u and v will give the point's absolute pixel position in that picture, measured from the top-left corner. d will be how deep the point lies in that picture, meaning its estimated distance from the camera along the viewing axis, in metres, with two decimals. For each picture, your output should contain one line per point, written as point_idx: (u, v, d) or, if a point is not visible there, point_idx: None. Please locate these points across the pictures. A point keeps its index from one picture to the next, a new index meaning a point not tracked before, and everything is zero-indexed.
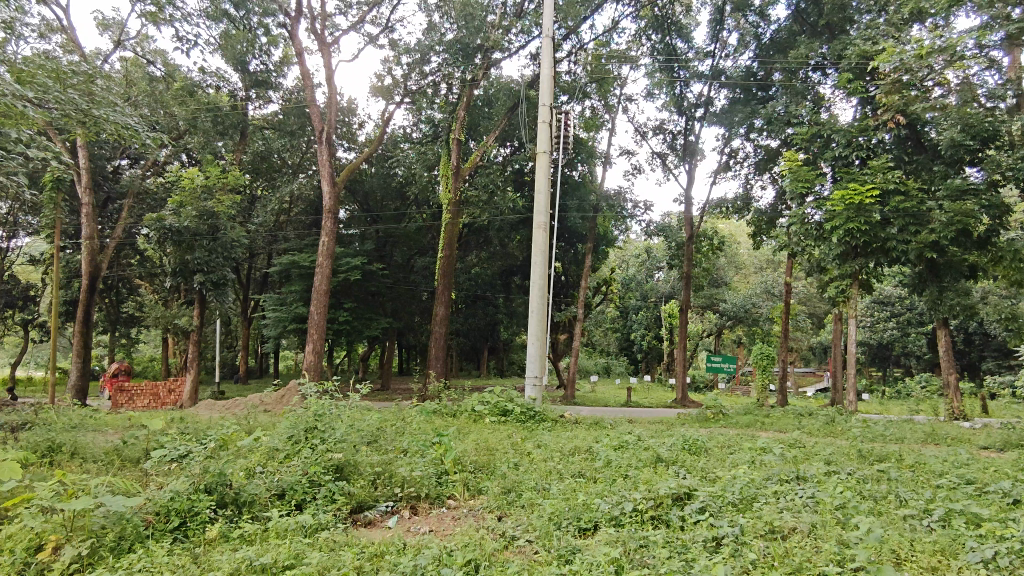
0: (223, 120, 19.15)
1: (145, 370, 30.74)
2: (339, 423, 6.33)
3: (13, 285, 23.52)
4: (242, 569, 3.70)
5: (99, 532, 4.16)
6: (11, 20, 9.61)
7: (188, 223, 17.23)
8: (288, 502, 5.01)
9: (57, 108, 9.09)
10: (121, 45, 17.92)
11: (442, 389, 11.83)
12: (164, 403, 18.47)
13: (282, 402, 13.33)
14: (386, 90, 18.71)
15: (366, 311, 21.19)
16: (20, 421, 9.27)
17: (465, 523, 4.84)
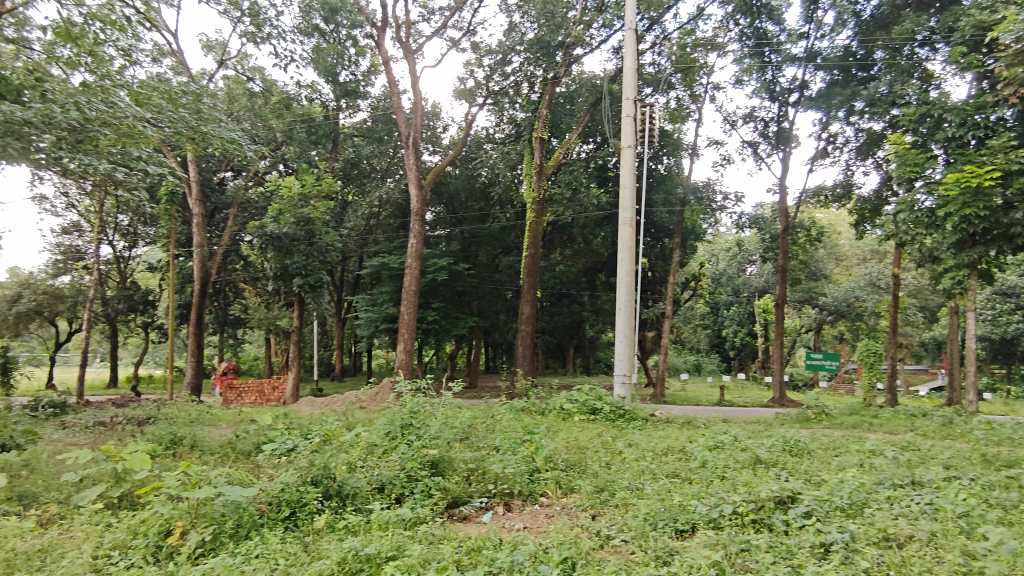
0: (317, 129, 20.21)
1: (250, 368, 32.64)
2: (433, 420, 6.50)
3: (134, 291, 25.66)
4: (349, 558, 3.85)
5: (220, 519, 4.44)
6: (129, 47, 10.45)
7: (287, 229, 18.19)
8: (388, 496, 5.20)
9: (169, 127, 9.80)
10: (224, 64, 19.12)
11: (531, 387, 11.88)
12: (269, 400, 19.57)
13: (377, 399, 13.84)
14: (469, 91, 18.97)
15: (454, 310, 21.59)
16: (145, 415, 10.10)
17: (559, 521, 4.84)
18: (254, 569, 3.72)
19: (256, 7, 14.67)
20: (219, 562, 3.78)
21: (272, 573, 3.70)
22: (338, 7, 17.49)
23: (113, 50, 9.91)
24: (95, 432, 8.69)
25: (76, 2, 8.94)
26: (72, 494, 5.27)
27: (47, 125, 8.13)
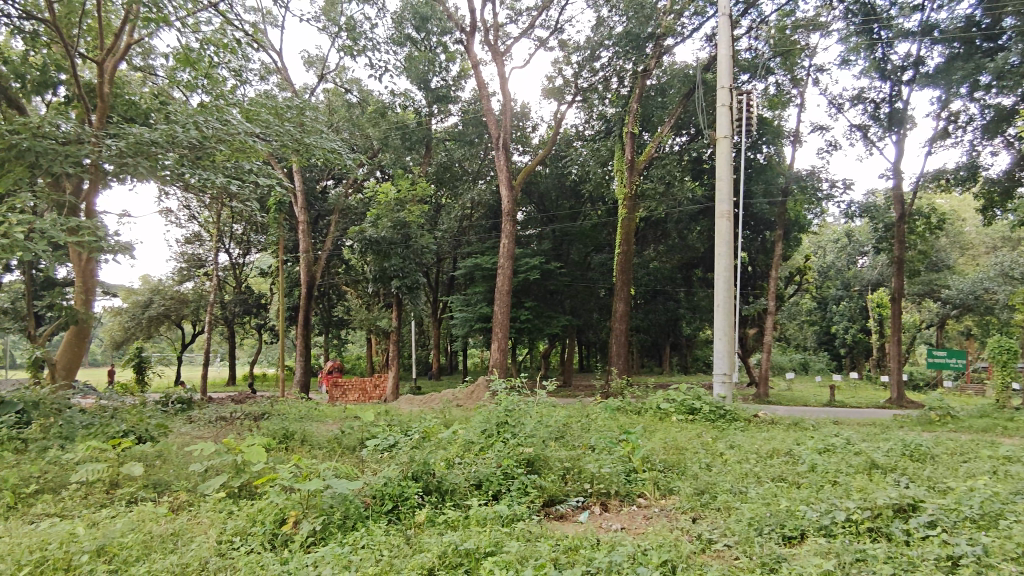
0: (410, 135, 20.81)
1: (354, 368, 34.16)
2: (527, 418, 6.57)
3: (248, 295, 27.48)
4: (449, 552, 3.95)
5: (328, 510, 4.67)
6: (239, 68, 11.19)
7: (384, 233, 18.86)
8: (485, 493, 5.28)
9: (277, 140, 10.39)
10: (324, 78, 20.12)
11: (626, 386, 11.70)
12: (371, 397, 20.34)
13: (473, 397, 14.10)
14: (558, 90, 18.94)
15: (547, 309, 21.62)
16: (260, 411, 10.77)
17: (658, 522, 4.75)
18: (361, 558, 3.87)
19: (352, 21, 15.31)
20: (329, 551, 3.97)
21: (377, 563, 3.85)
22: (429, 15, 17.99)
23: (226, 71, 10.66)
24: (216, 427, 9.37)
25: (193, 29, 9.68)
26: (198, 483, 5.73)
27: (171, 144, 8.88)
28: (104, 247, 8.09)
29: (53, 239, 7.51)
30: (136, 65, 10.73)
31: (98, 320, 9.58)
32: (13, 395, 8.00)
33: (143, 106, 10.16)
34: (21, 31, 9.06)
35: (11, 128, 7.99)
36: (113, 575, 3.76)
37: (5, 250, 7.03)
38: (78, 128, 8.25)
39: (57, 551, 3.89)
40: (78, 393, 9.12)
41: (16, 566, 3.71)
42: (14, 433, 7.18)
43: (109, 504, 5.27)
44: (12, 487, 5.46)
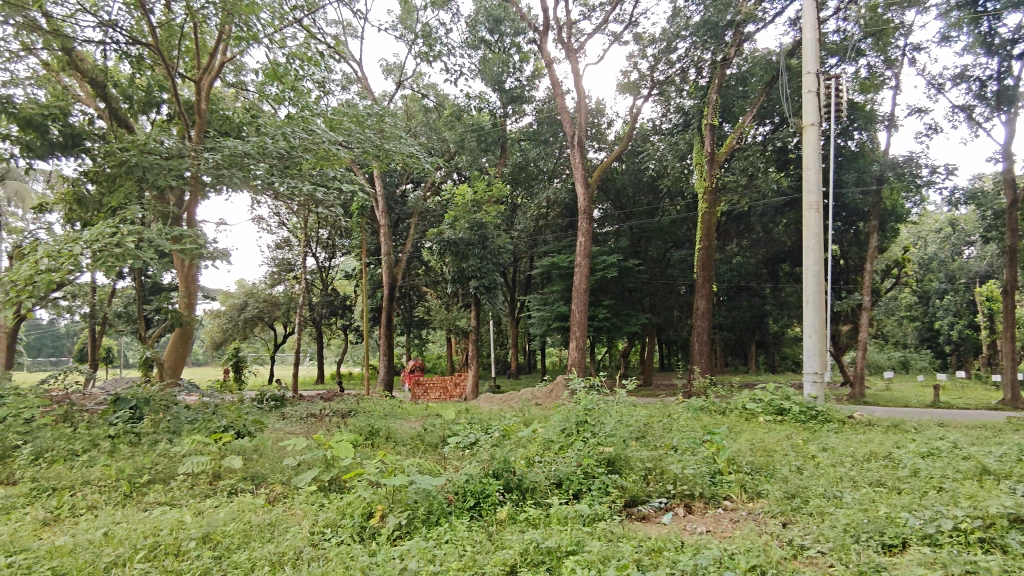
0: (486, 137, 21.09)
1: (435, 367, 34.85)
2: (608, 418, 6.51)
3: (334, 297, 28.59)
4: (531, 549, 3.97)
5: (413, 505, 4.80)
6: (323, 79, 11.66)
7: (462, 234, 19.18)
8: (566, 492, 5.27)
9: (359, 147, 10.74)
10: (402, 85, 20.67)
11: (711, 385, 11.34)
12: (451, 395, 20.67)
13: (552, 396, 14.07)
14: (633, 84, 18.64)
15: (626, 308, 21.28)
16: (347, 409, 11.17)
17: (746, 526, 4.58)
18: (444, 553, 3.96)
19: (428, 27, 15.64)
20: (414, 545, 4.08)
21: (461, 559, 3.91)
22: (502, 17, 18.12)
23: (311, 83, 11.14)
24: (307, 423, 9.81)
25: (280, 44, 10.17)
26: (292, 476, 6.02)
27: (262, 155, 9.36)
28: (205, 254, 8.63)
29: (160, 247, 8.09)
30: (229, 81, 11.38)
31: (199, 322, 10.23)
32: (127, 392, 8.66)
33: (235, 120, 10.84)
34: (128, 56, 9.79)
35: (122, 145, 8.71)
36: (217, 560, 4.00)
37: (119, 258, 7.66)
38: (179, 143, 8.90)
39: (168, 537, 4.19)
40: (183, 390, 9.78)
41: (133, 550, 4.02)
42: (129, 427, 7.79)
43: (213, 494, 5.62)
44: (129, 477, 5.91)
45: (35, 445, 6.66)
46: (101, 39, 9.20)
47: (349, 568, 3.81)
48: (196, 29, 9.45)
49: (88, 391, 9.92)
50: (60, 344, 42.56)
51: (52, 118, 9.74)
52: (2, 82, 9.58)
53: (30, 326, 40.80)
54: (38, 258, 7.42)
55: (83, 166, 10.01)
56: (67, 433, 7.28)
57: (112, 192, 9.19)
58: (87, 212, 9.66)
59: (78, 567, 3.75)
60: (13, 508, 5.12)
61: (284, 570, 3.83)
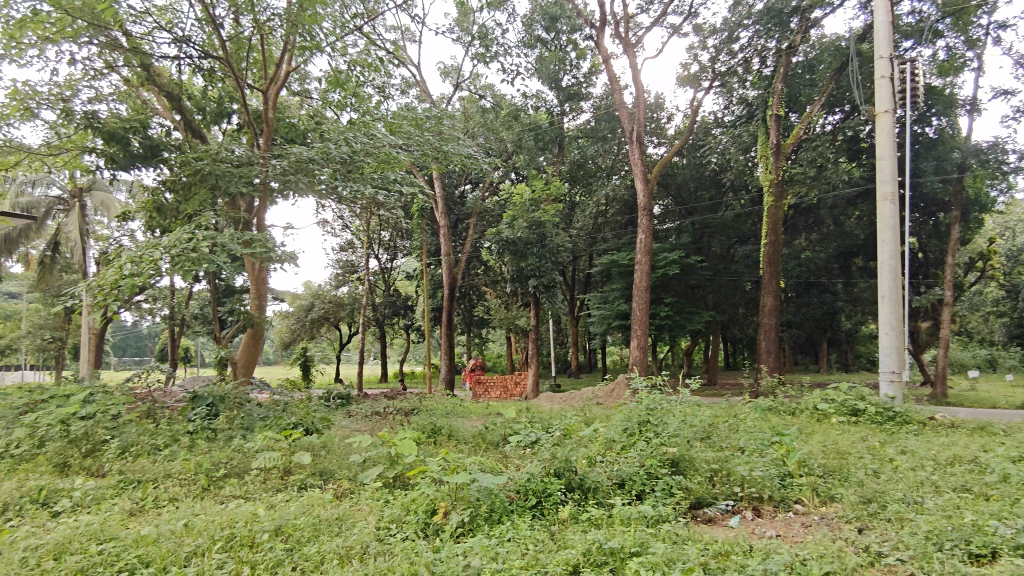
0: (543, 136, 21.00)
1: (495, 365, 35.10)
2: (671, 418, 6.40)
3: (396, 297, 29.17)
4: (594, 550, 3.94)
5: (475, 503, 4.84)
6: (382, 84, 11.90)
7: (521, 234, 19.21)
8: (629, 492, 5.21)
9: (418, 150, 10.90)
10: (460, 87, 20.90)
11: (778, 385, 10.98)
12: (512, 394, 20.73)
13: (613, 395, 13.91)
14: (693, 77, 18.24)
15: (688, 305, 20.82)
16: (410, 407, 11.37)
17: (818, 531, 4.41)
18: (507, 551, 3.97)
19: (484, 29, 15.74)
20: (477, 542, 4.12)
21: (524, 557, 3.92)
22: (558, 15, 18.05)
23: (371, 89, 11.41)
24: (372, 421, 10.04)
25: (342, 52, 10.45)
26: (358, 473, 6.18)
27: (326, 160, 9.63)
28: (274, 257, 8.95)
29: (232, 251, 8.44)
30: (294, 90, 11.77)
31: (270, 323, 10.61)
32: (204, 390, 9.10)
33: (300, 127, 11.23)
34: (200, 69, 10.25)
35: (196, 155, 9.14)
36: (290, 552, 4.14)
37: (195, 262, 8.04)
38: (248, 152, 9.30)
39: (244, 529, 4.37)
40: (255, 389, 10.19)
41: (211, 540, 4.21)
42: (206, 424, 8.17)
43: (284, 488, 5.83)
44: (206, 471, 6.20)
45: (123, 440, 7.07)
46: (176, 54, 9.68)
47: (414, 563, 3.87)
48: (264, 40, 9.81)
49: (169, 389, 10.45)
50: (142, 345, 45.14)
51: (133, 131, 10.31)
52: (88, 99, 10.21)
53: (116, 327, 43.39)
54: (122, 264, 7.89)
55: (162, 176, 10.54)
56: (150, 428, 7.68)
57: (188, 200, 9.67)
58: (166, 220, 10.18)
59: (161, 556, 3.95)
60: (103, 499, 5.45)
61: (352, 564, 3.93)
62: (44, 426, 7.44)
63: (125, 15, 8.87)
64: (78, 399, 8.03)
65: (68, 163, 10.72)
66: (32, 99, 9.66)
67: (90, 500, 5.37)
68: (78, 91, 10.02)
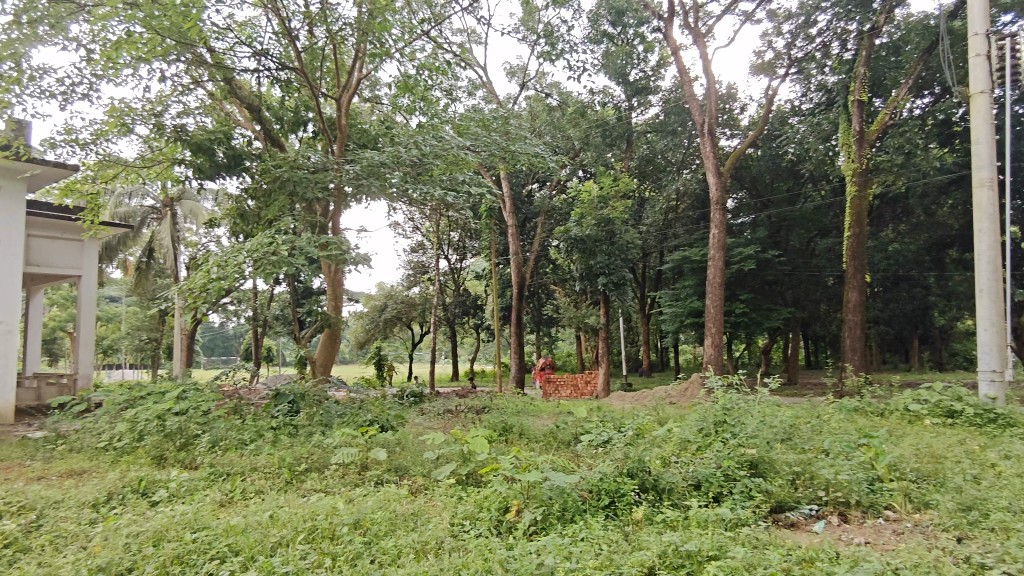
0: (611, 132, 20.73)
1: (566, 364, 34.93)
2: (749, 418, 6.18)
3: (466, 297, 29.52)
4: (669, 552, 3.85)
5: (548, 501, 4.83)
6: (450, 87, 12.05)
7: (589, 232, 19.05)
8: (706, 494, 5.07)
9: (485, 151, 10.97)
10: (526, 86, 20.95)
11: (866, 384, 10.42)
12: (583, 393, 20.60)
13: (687, 395, 13.58)
14: (768, 65, 17.58)
15: (766, 302, 20.09)
16: (481, 405, 11.48)
17: (911, 539, 4.16)
18: (581, 550, 3.94)
19: (550, 26, 15.69)
20: (550, 541, 4.10)
21: (598, 556, 3.88)
22: (624, 8, 17.81)
23: (440, 92, 11.60)
24: (445, 418, 10.22)
25: (410, 58, 10.67)
26: (431, 469, 6.29)
27: (397, 164, 9.87)
28: (349, 259, 9.25)
29: (310, 254, 8.76)
30: (366, 97, 12.11)
31: (346, 323, 10.96)
32: (286, 388, 9.52)
33: (372, 132, 11.57)
34: (278, 81, 10.71)
35: (275, 163, 9.56)
36: (368, 545, 4.26)
37: (275, 265, 8.39)
38: (324, 158, 9.67)
39: (325, 522, 4.52)
40: (333, 386, 10.55)
41: (295, 531, 4.38)
42: (288, 420, 8.53)
43: (361, 483, 6.00)
44: (289, 465, 6.47)
45: (213, 434, 7.46)
46: (255, 67, 10.13)
47: (488, 560, 3.90)
48: (336, 49, 10.12)
49: (254, 386, 10.97)
50: (229, 345, 47.52)
51: (217, 142, 10.88)
52: (176, 114, 10.85)
53: (206, 328, 45.87)
54: (209, 268, 8.38)
55: (244, 184, 11.07)
56: (238, 424, 8.08)
57: (269, 206, 10.12)
58: (248, 225, 10.70)
59: (249, 545, 4.15)
60: (196, 490, 5.77)
61: (428, 558, 4.01)
62: (143, 421, 7.97)
63: (208, 32, 9.36)
64: (173, 396, 8.56)
65: (160, 175, 11.39)
66: (128, 115, 10.36)
67: (184, 490, 5.70)
68: (169, 105, 10.66)
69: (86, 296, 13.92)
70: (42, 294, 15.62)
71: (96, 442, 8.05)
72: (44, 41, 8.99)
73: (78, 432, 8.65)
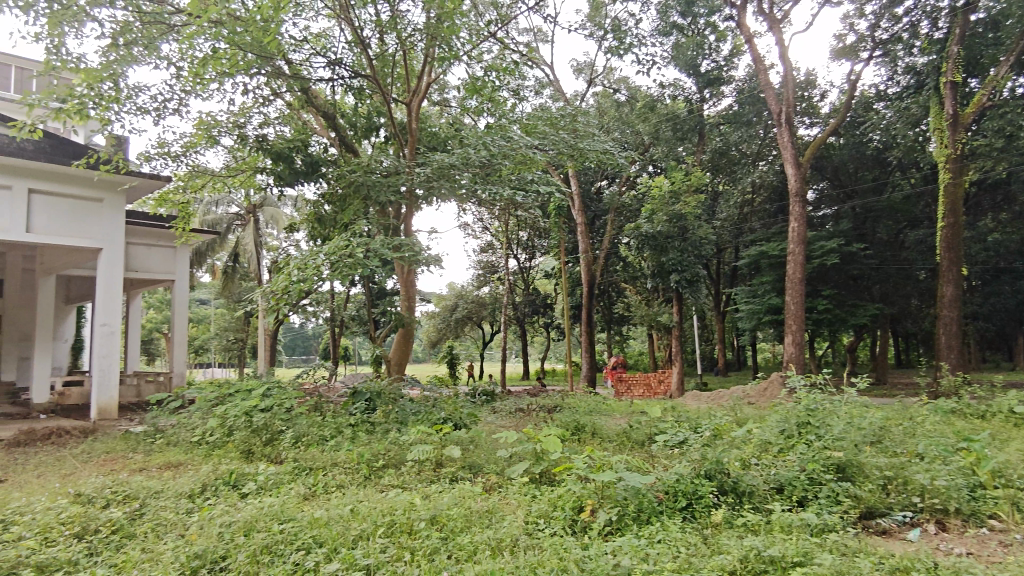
0: (682, 125, 20.26)
1: (638, 363, 34.38)
2: (836, 419, 5.91)
3: (536, 296, 29.56)
4: (751, 557, 3.72)
5: (622, 502, 4.76)
6: (517, 86, 12.11)
7: (661, 228, 18.70)
8: (789, 498, 4.88)
9: (554, 149, 10.94)
10: (594, 83, 20.78)
11: (965, 385, 9.74)
12: (656, 393, 20.24)
13: (767, 395, 13.12)
14: (850, 49, 16.73)
15: (850, 298, 19.15)
16: (553, 404, 11.48)
17: (1020, 552, 3.86)
18: (658, 552, 3.88)
19: (618, 20, 15.47)
20: (626, 541, 4.06)
21: (675, 559, 3.80)
22: None
23: (507, 92, 11.67)
24: (518, 417, 10.26)
25: (478, 59, 10.77)
26: (505, 467, 6.34)
27: (466, 165, 9.98)
28: (422, 260, 9.45)
29: (384, 256, 9.00)
30: (435, 100, 12.32)
31: (419, 323, 11.19)
32: (363, 386, 9.83)
33: (442, 135, 11.77)
34: (351, 88, 11.04)
35: (350, 168, 9.87)
36: (445, 540, 4.33)
37: (351, 267, 8.67)
38: (396, 162, 9.89)
39: (403, 517, 4.63)
40: (407, 385, 10.79)
41: (374, 525, 4.51)
42: (366, 418, 8.80)
43: (437, 479, 6.12)
44: (368, 461, 6.65)
45: (296, 430, 7.79)
46: (330, 76, 10.49)
47: (563, 559, 3.89)
48: (406, 55, 10.33)
49: (333, 384, 11.37)
50: (309, 345, 49.32)
51: (295, 150, 11.35)
52: (258, 124, 11.38)
53: (287, 329, 47.80)
54: (290, 272, 8.73)
55: (321, 190, 11.49)
56: (318, 420, 8.40)
57: (345, 210, 10.47)
58: (325, 229, 11.10)
59: (332, 537, 4.30)
60: (282, 483, 6.04)
61: (504, 555, 4.04)
62: (232, 417, 8.41)
63: (286, 45, 9.78)
64: (259, 393, 8.99)
65: (244, 183, 11.96)
66: (214, 128, 10.95)
67: (271, 483, 5.98)
68: (251, 117, 11.19)
69: (179, 299, 14.79)
70: (140, 299, 16.69)
71: (191, 436, 8.54)
72: (140, 61, 9.62)
73: (174, 426, 9.21)
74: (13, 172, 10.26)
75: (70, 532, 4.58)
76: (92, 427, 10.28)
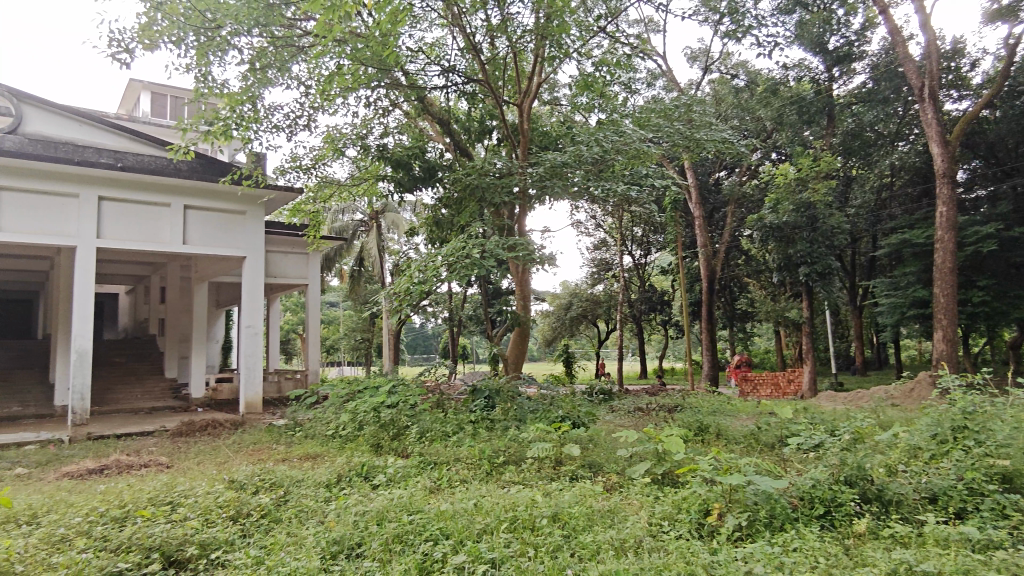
0: (808, 108, 19.00)
1: (763, 361, 32.64)
2: (1000, 423, 5.30)
3: (653, 293, 28.90)
4: (902, 571, 3.43)
5: (753, 507, 4.52)
6: (629, 81, 11.90)
7: (787, 218, 17.65)
8: (944, 509, 4.45)
9: (669, 141, 10.62)
10: (710, 70, 20.00)
11: None
12: (786, 392, 19.31)
13: (914, 396, 12.01)
14: (1007, 10, 14.94)
15: (1013, 288, 17.09)
16: (674, 403, 11.16)
17: None
18: (795, 561, 3.65)
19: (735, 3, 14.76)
20: (758, 548, 3.86)
21: (813, 570, 3.57)
22: None
23: (619, 87, 11.50)
24: (636, 416, 10.05)
25: (588, 55, 10.70)
26: (625, 467, 6.25)
27: (579, 163, 9.93)
28: (536, 260, 9.51)
29: (499, 256, 9.16)
30: (546, 100, 12.39)
31: (534, 321, 11.26)
32: (483, 383, 10.04)
33: (554, 134, 11.80)
34: (465, 93, 11.32)
35: (466, 171, 10.13)
36: (567, 538, 4.33)
37: (468, 267, 8.91)
38: (509, 163, 10.03)
39: (524, 513, 4.69)
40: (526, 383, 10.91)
41: (498, 520, 4.60)
42: (486, 414, 9.00)
43: (558, 477, 6.14)
44: (488, 457, 6.80)
45: (421, 426, 8.11)
46: (445, 83, 10.83)
47: (691, 563, 3.76)
48: (517, 56, 10.45)
49: (454, 382, 11.72)
50: (429, 344, 51.07)
51: (414, 157, 11.81)
52: (379, 134, 11.98)
53: (409, 329, 49.80)
54: (412, 273, 9.09)
55: (439, 194, 11.91)
56: (441, 416, 8.69)
57: (462, 213, 10.80)
58: (443, 231, 11.48)
59: (457, 530, 4.43)
60: (409, 476, 6.31)
61: (627, 556, 3.98)
62: (362, 412, 8.91)
63: (404, 57, 10.23)
64: (387, 390, 9.47)
65: (367, 191, 12.59)
66: (340, 140, 11.65)
67: (399, 476, 6.26)
68: (372, 128, 11.79)
69: (313, 301, 15.85)
70: (278, 302, 18.04)
71: (327, 429, 9.14)
72: (273, 82, 10.41)
73: (311, 420, 9.90)
74: (170, 191, 11.42)
75: (227, 514, 5.02)
76: (242, 420, 11.26)
